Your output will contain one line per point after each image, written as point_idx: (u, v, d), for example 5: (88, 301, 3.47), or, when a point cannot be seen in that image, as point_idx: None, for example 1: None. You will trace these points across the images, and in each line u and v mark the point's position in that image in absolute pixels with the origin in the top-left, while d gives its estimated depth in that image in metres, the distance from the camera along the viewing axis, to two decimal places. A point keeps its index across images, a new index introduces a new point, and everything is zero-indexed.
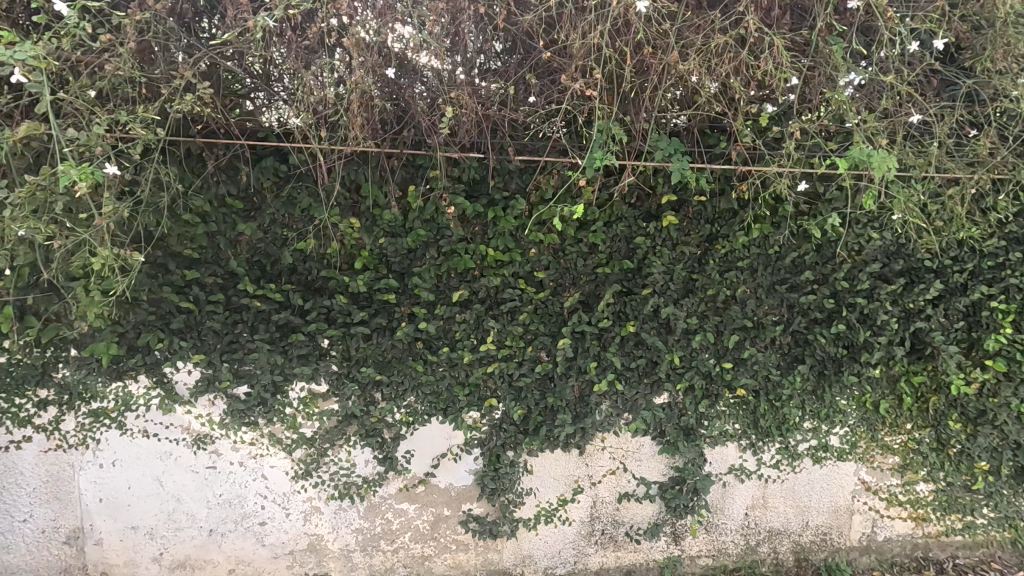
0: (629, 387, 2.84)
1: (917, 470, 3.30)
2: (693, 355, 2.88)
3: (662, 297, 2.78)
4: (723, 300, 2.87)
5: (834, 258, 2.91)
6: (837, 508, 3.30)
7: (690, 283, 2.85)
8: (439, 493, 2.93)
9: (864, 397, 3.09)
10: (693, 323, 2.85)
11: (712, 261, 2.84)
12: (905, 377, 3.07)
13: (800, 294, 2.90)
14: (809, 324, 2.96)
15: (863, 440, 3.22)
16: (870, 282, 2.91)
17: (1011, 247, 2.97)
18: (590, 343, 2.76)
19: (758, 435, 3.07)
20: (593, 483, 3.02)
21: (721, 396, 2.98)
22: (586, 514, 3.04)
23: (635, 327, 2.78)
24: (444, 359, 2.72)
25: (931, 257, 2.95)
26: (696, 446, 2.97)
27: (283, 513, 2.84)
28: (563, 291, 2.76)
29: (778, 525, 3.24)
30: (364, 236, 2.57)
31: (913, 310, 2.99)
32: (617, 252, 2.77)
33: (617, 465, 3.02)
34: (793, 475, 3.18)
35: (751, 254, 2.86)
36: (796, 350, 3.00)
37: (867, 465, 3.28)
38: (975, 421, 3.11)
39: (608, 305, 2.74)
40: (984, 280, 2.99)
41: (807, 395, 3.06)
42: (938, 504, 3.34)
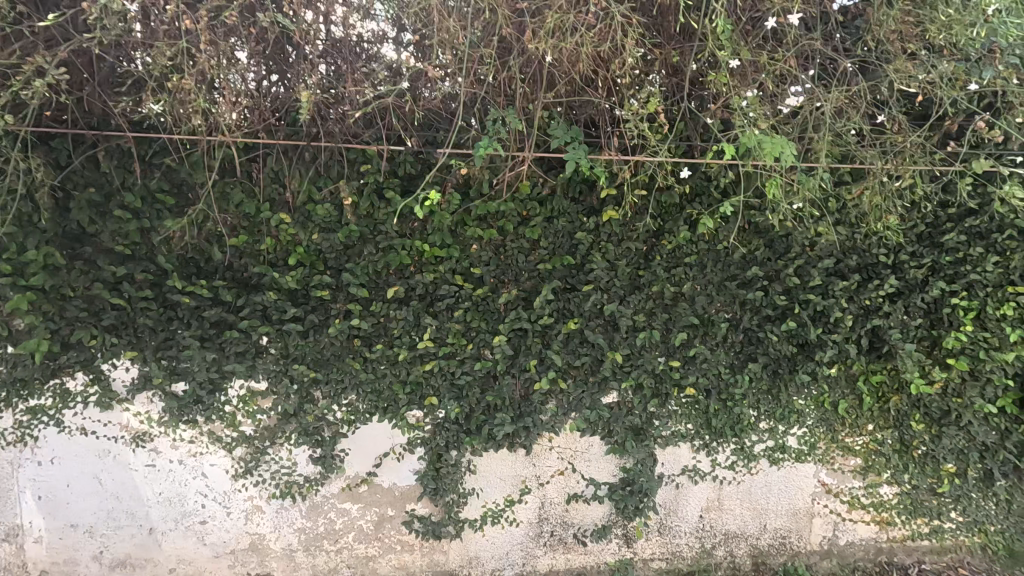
0: (573, 385, 2.80)
1: (881, 472, 3.20)
2: (641, 354, 2.82)
3: (604, 294, 2.74)
4: (671, 297, 2.81)
5: (787, 254, 2.84)
6: (796, 510, 3.21)
7: (637, 280, 2.78)
8: (382, 494, 2.89)
9: (823, 397, 3.02)
10: (640, 320, 2.79)
11: (659, 257, 2.77)
12: (864, 376, 2.98)
13: (751, 290, 2.83)
14: (763, 321, 2.88)
15: (822, 442, 3.14)
16: (823, 279, 2.85)
17: (974, 242, 2.88)
18: (532, 341, 2.72)
19: (712, 435, 3.00)
20: (541, 484, 2.96)
21: (671, 395, 2.91)
22: (533, 515, 2.99)
23: (578, 325, 2.73)
24: (383, 357, 2.68)
25: (886, 253, 2.87)
26: (646, 446, 2.91)
27: (224, 512, 2.82)
28: (504, 287, 2.71)
29: (735, 528, 3.17)
30: (297, 231, 2.54)
31: (871, 307, 2.90)
32: (560, 248, 2.72)
33: (565, 465, 2.96)
34: (749, 477, 3.11)
35: (699, 250, 2.80)
36: (750, 348, 2.91)
37: (827, 467, 3.19)
38: (940, 422, 3.08)
39: (547, 302, 2.70)
40: (945, 276, 2.92)
41: (762, 394, 2.99)
42: (902, 507, 3.26)
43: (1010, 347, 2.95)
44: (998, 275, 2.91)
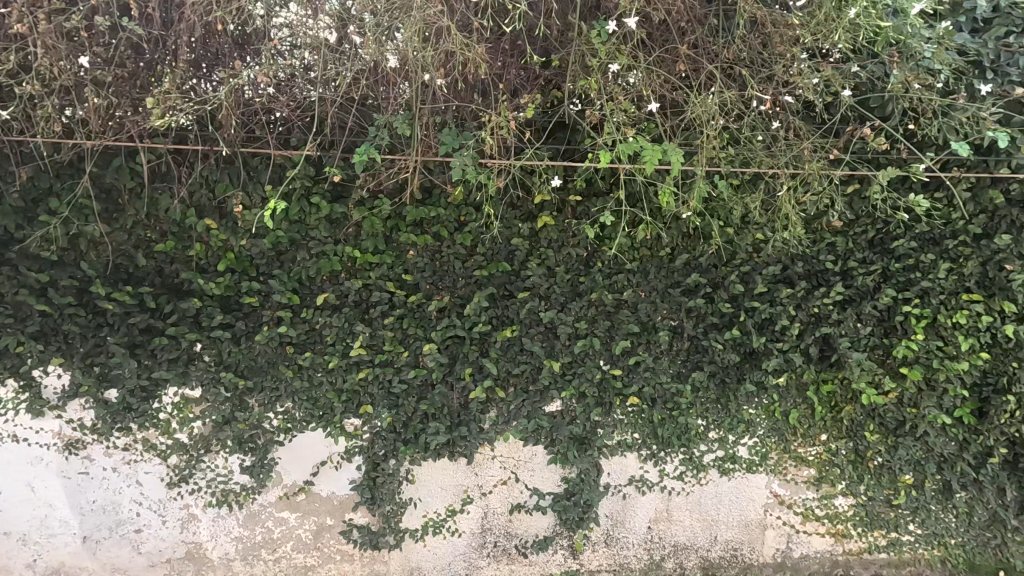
0: (512, 394, 2.75)
1: (835, 483, 3.13)
2: (582, 361, 2.78)
3: (543, 300, 2.71)
4: (613, 304, 2.76)
5: (732, 260, 2.79)
6: (749, 522, 3.15)
7: (577, 287, 2.73)
8: (320, 503, 2.85)
9: (773, 407, 2.96)
10: (581, 328, 2.73)
11: (599, 264, 2.73)
12: (815, 385, 2.91)
13: (695, 297, 2.77)
14: (708, 329, 2.82)
15: (774, 452, 3.06)
16: (767, 286, 2.80)
17: (924, 249, 2.83)
18: (469, 348, 2.67)
19: (659, 445, 2.94)
20: (483, 494, 2.92)
21: (615, 404, 2.85)
22: (476, 525, 2.94)
23: (515, 332, 2.69)
24: (317, 364, 2.65)
25: (833, 259, 2.81)
26: (590, 456, 2.85)
27: (160, 520, 2.79)
28: (440, 294, 2.67)
29: (685, 540, 3.10)
30: (227, 237, 2.52)
31: (821, 315, 2.84)
32: (497, 254, 2.67)
33: (507, 475, 2.91)
34: (699, 487, 3.05)
35: (639, 256, 2.75)
36: (695, 356, 2.85)
37: (779, 478, 3.12)
38: (896, 432, 3.04)
39: (482, 309, 2.65)
40: (897, 284, 2.85)
41: (710, 403, 2.93)
42: (858, 519, 3.19)
43: (964, 356, 2.90)
44: (952, 283, 2.86)
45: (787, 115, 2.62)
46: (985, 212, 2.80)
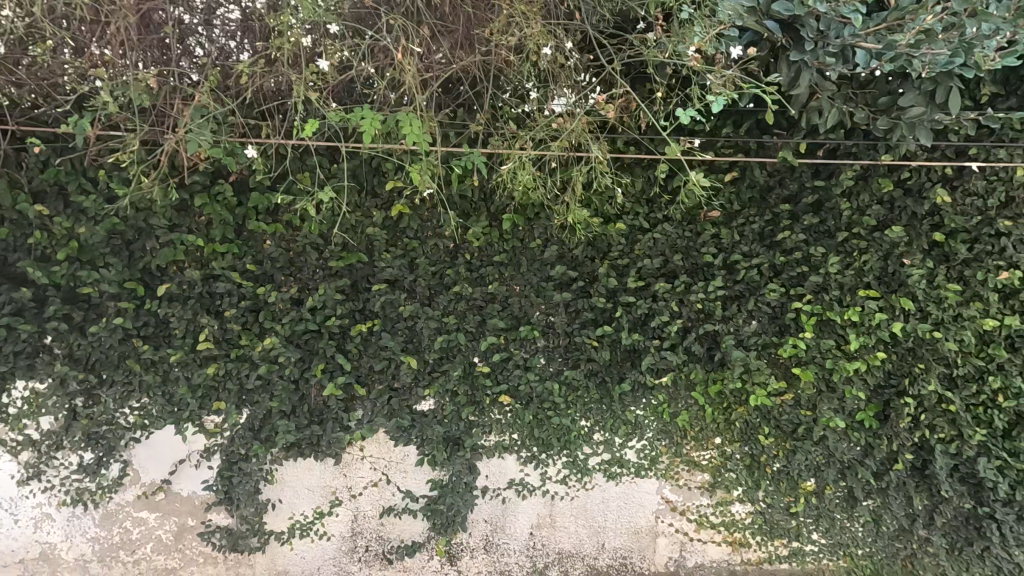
0: (376, 392, 2.63)
1: (730, 489, 2.96)
2: (451, 358, 2.65)
3: (407, 293, 2.61)
4: (482, 297, 2.62)
5: (611, 253, 2.64)
6: (638, 529, 3.02)
7: (443, 279, 2.59)
8: (181, 503, 2.77)
9: (661, 408, 2.81)
10: (448, 322, 2.60)
11: (467, 255, 2.59)
12: (702, 385, 2.76)
13: (568, 291, 2.64)
14: (584, 326, 2.68)
15: (665, 456, 2.91)
16: (646, 280, 2.65)
17: (816, 241, 2.68)
18: (326, 342, 2.55)
19: (539, 447, 2.80)
20: (352, 496, 2.81)
21: (488, 404, 2.72)
22: (346, 529, 2.84)
23: (374, 325, 2.57)
24: (168, 358, 2.54)
25: (717, 253, 2.65)
26: (462, 457, 2.72)
27: (11, 520, 2.72)
28: (297, 286, 2.55)
29: (570, 547, 2.97)
30: (64, 223, 2.38)
31: (704, 312, 2.69)
32: (355, 243, 2.54)
33: (378, 477, 2.80)
34: (584, 492, 2.91)
35: (509, 247, 2.61)
36: (573, 354, 2.71)
37: (670, 483, 2.97)
38: (794, 437, 2.88)
39: (338, 302, 2.54)
40: (787, 278, 2.70)
41: (592, 403, 2.78)
42: (756, 527, 3.02)
43: (860, 357, 2.75)
44: (850, 279, 2.70)
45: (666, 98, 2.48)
46: (878, 202, 2.65)
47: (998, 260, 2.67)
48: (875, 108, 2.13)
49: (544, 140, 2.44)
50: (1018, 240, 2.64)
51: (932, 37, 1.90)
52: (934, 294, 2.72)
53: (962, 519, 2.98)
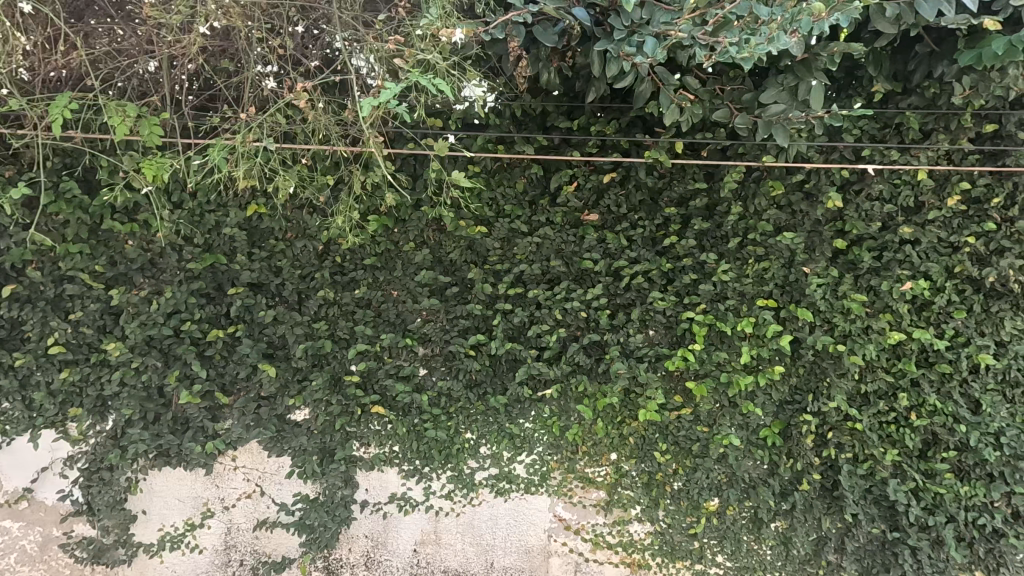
0: (242, 400, 2.52)
1: (627, 508, 2.79)
2: (321, 366, 2.54)
3: (274, 298, 2.51)
4: (354, 302, 2.51)
5: (490, 257, 2.49)
6: (529, 548, 2.84)
7: (312, 283, 2.48)
8: (45, 512, 2.66)
9: (550, 420, 2.67)
10: (317, 329, 2.49)
11: (337, 258, 2.47)
12: (591, 398, 2.61)
13: (444, 297, 2.53)
14: (461, 334, 2.55)
15: (556, 471, 2.76)
16: (528, 286, 2.52)
17: (708, 248, 2.54)
18: (186, 347, 2.43)
19: (421, 460, 2.66)
20: (225, 507, 2.69)
21: (363, 414, 2.60)
22: (218, 542, 2.72)
23: (237, 330, 2.46)
24: (19, 363, 2.39)
25: (601, 259, 2.49)
26: (335, 469, 2.60)
27: None
28: (157, 288, 2.43)
29: (456, 566, 2.81)
30: None
31: (591, 320, 2.55)
32: (219, 244, 2.43)
33: (251, 488, 2.69)
34: (470, 507, 2.77)
35: (381, 250, 2.48)
36: (452, 363, 2.58)
37: (563, 500, 2.80)
38: (694, 455, 2.72)
39: (198, 305, 2.44)
40: (679, 286, 2.54)
41: (477, 415, 2.65)
42: (656, 549, 2.84)
43: (757, 371, 2.61)
44: (747, 287, 2.55)
45: (545, 97, 2.31)
46: (774, 206, 2.50)
47: (906, 269, 2.55)
48: (741, 104, 1.98)
49: (320, 135, 2.29)
50: (925, 249, 2.53)
51: (727, 26, 1.64)
52: (838, 306, 2.56)
53: (878, 544, 2.83)
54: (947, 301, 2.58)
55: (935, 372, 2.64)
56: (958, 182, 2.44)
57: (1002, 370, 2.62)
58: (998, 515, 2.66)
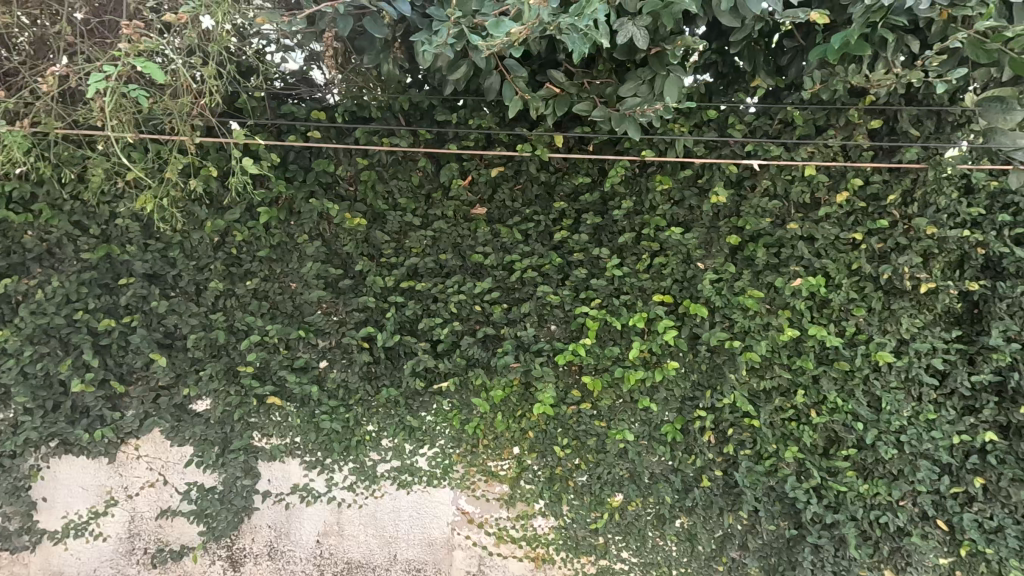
0: (140, 389, 2.55)
1: (530, 503, 2.80)
2: (217, 357, 2.57)
3: (169, 288, 2.53)
4: (249, 294, 2.53)
5: (385, 249, 2.50)
6: (432, 540, 2.87)
7: (207, 274, 2.50)
8: None
9: (451, 414, 2.68)
10: (213, 320, 2.52)
11: (233, 250, 2.49)
12: (488, 392, 2.61)
13: (341, 289, 2.54)
14: (357, 326, 2.57)
15: (458, 465, 2.77)
16: (423, 280, 2.53)
17: (604, 243, 2.53)
18: (81, 336, 2.46)
19: (323, 452, 2.68)
20: (128, 496, 2.73)
21: (262, 405, 2.62)
22: (122, 530, 2.76)
23: (133, 320, 2.49)
24: None
25: (492, 253, 2.50)
26: (234, 459, 2.63)
27: None
28: (49, 278, 2.44)
29: (359, 557, 2.85)
30: None
31: (488, 314, 2.57)
32: (114, 235, 2.46)
33: (154, 477, 2.71)
34: (372, 499, 2.80)
35: (275, 242, 2.50)
36: (348, 355, 2.59)
37: (466, 494, 2.82)
38: (596, 449, 2.72)
39: (92, 295, 2.46)
40: (576, 281, 2.54)
41: (378, 408, 2.66)
42: (560, 544, 2.85)
43: (654, 366, 2.61)
44: (643, 282, 2.54)
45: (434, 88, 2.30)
46: (670, 201, 2.49)
47: (803, 266, 2.54)
48: (605, 97, 1.99)
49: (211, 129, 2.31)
50: (820, 246, 2.53)
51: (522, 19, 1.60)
52: (735, 302, 2.55)
53: (784, 543, 2.81)
54: (847, 298, 2.57)
55: (836, 369, 2.63)
56: (850, 178, 2.44)
57: (904, 368, 2.62)
58: (901, 514, 2.68)
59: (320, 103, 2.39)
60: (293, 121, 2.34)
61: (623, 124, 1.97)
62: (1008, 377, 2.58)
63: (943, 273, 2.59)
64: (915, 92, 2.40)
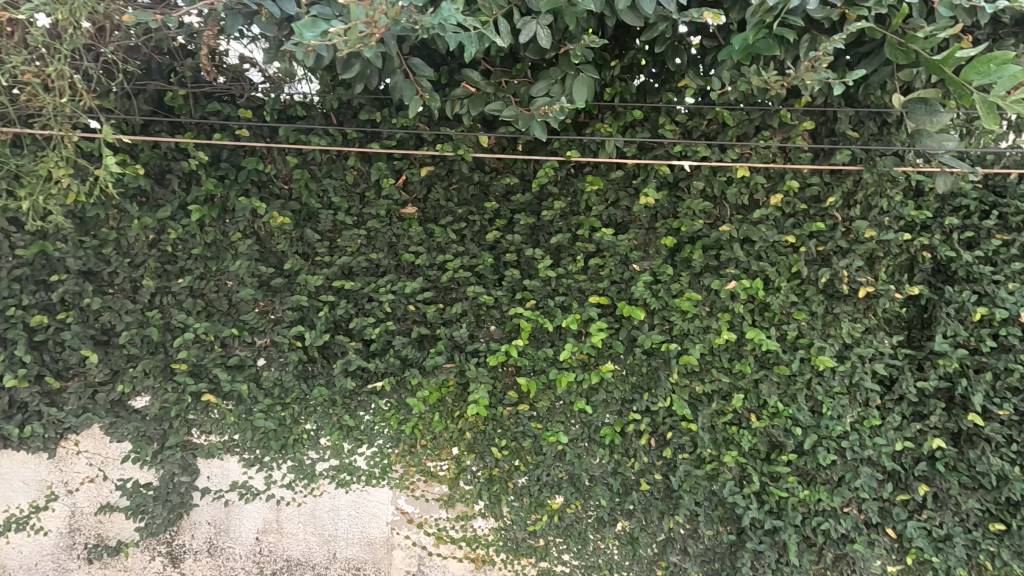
0: (75, 385, 2.56)
1: (470, 503, 2.78)
2: (152, 354, 2.57)
3: (106, 285, 2.54)
4: (185, 291, 2.54)
5: (319, 248, 2.49)
6: (371, 539, 2.89)
7: (140, 272, 2.50)
8: None
9: (389, 414, 2.66)
10: (149, 317, 2.52)
11: (168, 248, 2.49)
12: (424, 392, 2.59)
13: (277, 287, 2.53)
14: (290, 325, 2.56)
15: (397, 464, 2.75)
16: (357, 279, 2.52)
17: (539, 243, 2.52)
18: (15, 332, 2.46)
19: (261, 449, 2.68)
20: (68, 491, 2.75)
21: (197, 403, 2.62)
22: (63, 525, 2.79)
23: (67, 317, 2.49)
24: None
25: (425, 252, 2.49)
26: (170, 456, 2.64)
27: None
28: None
29: (299, 555, 2.88)
30: None
31: (424, 314, 2.56)
32: (45, 232, 2.45)
33: (95, 472, 2.73)
34: (311, 498, 2.81)
35: (209, 240, 2.49)
36: (283, 354, 2.58)
37: (406, 493, 2.82)
38: (534, 450, 2.70)
39: (26, 291, 2.46)
40: (511, 281, 2.52)
41: (315, 406, 2.65)
42: (501, 545, 2.83)
43: (590, 368, 2.59)
44: (578, 283, 2.52)
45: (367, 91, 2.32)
46: (605, 201, 2.47)
47: (741, 268, 2.51)
48: (521, 98, 1.97)
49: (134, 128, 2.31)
50: (759, 249, 2.49)
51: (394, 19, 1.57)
52: (672, 305, 2.51)
53: (728, 548, 2.76)
54: (787, 302, 2.52)
55: (777, 374, 2.59)
56: (787, 180, 2.40)
57: (848, 373, 2.57)
58: (845, 520, 2.63)
59: (255, 104, 2.39)
60: (228, 121, 2.36)
61: (530, 127, 1.94)
62: (956, 383, 2.53)
63: (889, 276, 2.53)
64: (855, 93, 2.36)
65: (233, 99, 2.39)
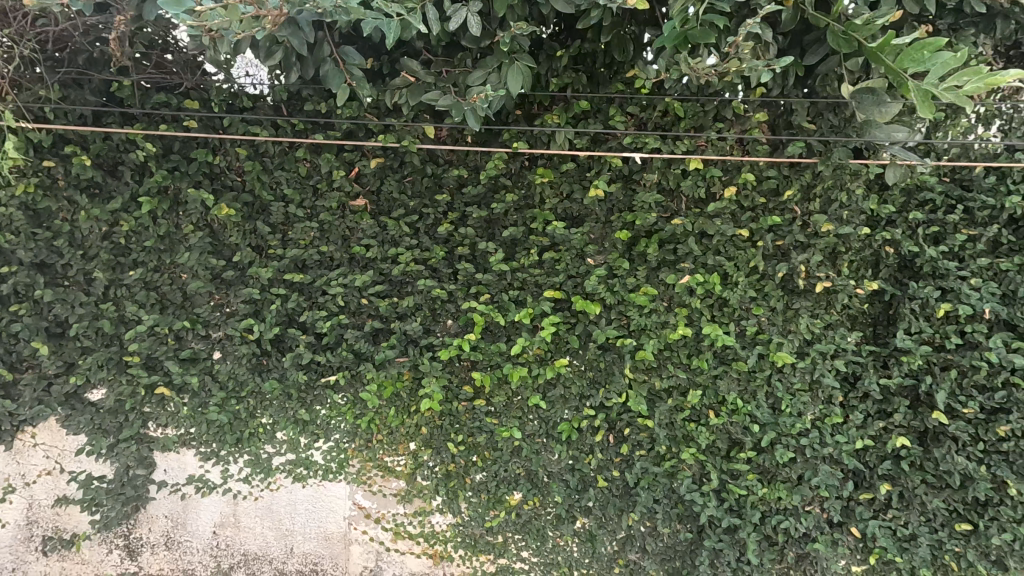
0: (29, 378, 2.55)
1: (427, 499, 2.77)
2: (106, 347, 2.56)
3: (59, 278, 2.53)
4: (139, 284, 2.52)
5: (271, 240, 2.48)
6: (328, 534, 2.96)
7: (92, 264, 2.49)
8: None
9: (345, 409, 2.63)
10: (102, 310, 2.51)
11: (122, 239, 2.47)
12: (378, 387, 2.55)
13: (231, 279, 2.52)
14: (242, 318, 2.55)
15: (354, 459, 2.75)
16: (310, 272, 2.51)
17: (492, 236, 2.50)
18: None
19: (217, 443, 2.67)
20: (26, 483, 2.80)
21: (151, 396, 2.61)
22: (21, 517, 2.87)
23: (18, 309, 2.47)
24: None
25: (377, 245, 2.47)
26: (124, 448, 2.64)
27: None
28: None
29: (256, 549, 2.97)
30: None
31: (378, 307, 2.54)
32: None
33: (51, 465, 2.77)
34: (269, 492, 2.83)
35: (161, 232, 2.47)
36: (236, 347, 2.55)
37: (364, 488, 2.83)
38: (490, 445, 2.69)
39: None
40: (466, 274, 2.49)
41: (271, 399, 2.63)
42: (458, 541, 2.82)
43: (546, 363, 2.56)
44: (532, 276, 2.49)
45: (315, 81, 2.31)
46: (559, 194, 2.44)
47: (698, 263, 2.47)
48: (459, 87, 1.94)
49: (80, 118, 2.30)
50: (717, 243, 2.45)
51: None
52: (628, 299, 2.47)
53: (689, 547, 2.73)
54: (746, 297, 2.47)
55: (735, 370, 2.56)
56: (742, 172, 2.37)
57: (809, 369, 2.52)
58: (806, 519, 2.59)
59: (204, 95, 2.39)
60: (178, 111, 2.37)
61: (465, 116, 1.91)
62: (920, 381, 2.47)
63: (852, 271, 2.49)
64: (812, 84, 2.32)
65: (184, 90, 2.38)
